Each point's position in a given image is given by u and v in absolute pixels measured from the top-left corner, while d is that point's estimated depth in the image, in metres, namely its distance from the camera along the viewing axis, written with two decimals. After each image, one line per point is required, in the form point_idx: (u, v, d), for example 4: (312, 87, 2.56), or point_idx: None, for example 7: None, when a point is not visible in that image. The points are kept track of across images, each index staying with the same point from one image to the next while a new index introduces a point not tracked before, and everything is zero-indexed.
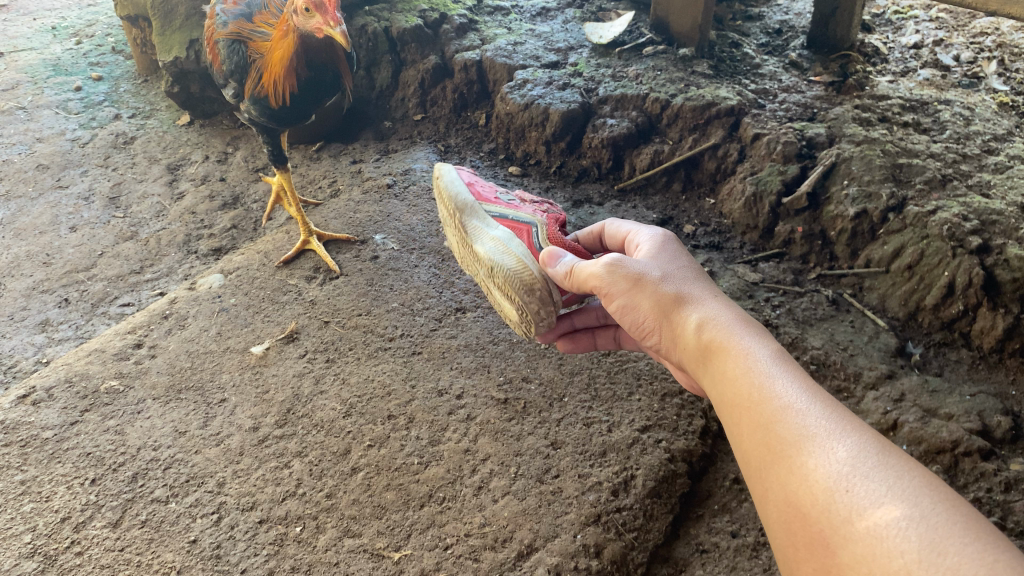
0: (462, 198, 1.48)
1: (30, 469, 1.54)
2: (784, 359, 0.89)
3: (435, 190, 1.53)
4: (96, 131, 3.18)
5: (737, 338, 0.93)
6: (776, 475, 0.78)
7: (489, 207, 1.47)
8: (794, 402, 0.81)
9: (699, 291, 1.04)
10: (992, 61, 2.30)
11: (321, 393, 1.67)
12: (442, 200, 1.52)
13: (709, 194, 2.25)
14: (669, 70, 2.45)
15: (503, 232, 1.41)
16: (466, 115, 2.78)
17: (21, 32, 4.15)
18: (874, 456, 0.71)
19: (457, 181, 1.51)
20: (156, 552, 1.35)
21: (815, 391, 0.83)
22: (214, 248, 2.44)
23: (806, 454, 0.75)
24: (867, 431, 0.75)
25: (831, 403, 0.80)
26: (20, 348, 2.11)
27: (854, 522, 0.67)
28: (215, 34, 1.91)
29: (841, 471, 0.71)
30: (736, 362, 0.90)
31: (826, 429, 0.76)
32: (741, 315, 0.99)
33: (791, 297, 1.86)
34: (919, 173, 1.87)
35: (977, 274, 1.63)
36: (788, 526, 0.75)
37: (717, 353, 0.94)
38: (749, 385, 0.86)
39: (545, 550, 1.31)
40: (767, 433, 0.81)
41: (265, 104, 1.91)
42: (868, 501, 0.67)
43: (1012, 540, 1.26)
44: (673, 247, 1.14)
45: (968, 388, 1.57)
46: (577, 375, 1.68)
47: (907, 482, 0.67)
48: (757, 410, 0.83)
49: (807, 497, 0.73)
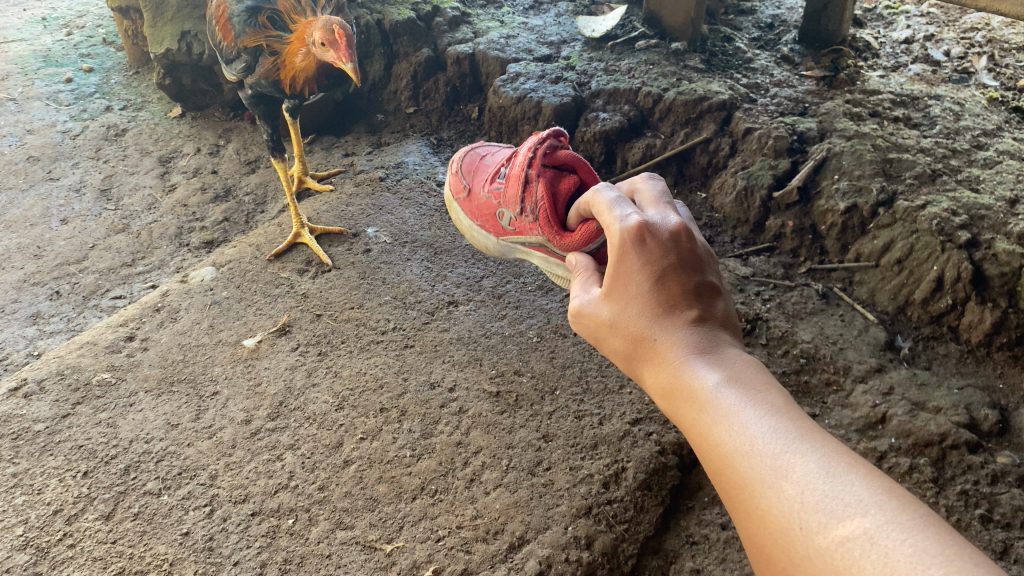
0: (495, 245, 1.60)
1: (22, 461, 1.53)
2: (729, 385, 0.79)
3: (474, 244, 1.68)
4: (88, 122, 3.17)
5: (680, 379, 0.84)
6: (740, 520, 0.72)
7: (509, 241, 1.53)
8: (738, 438, 0.73)
9: (646, 311, 0.92)
10: (982, 56, 2.31)
11: (314, 384, 1.67)
12: (486, 248, 1.67)
13: (701, 188, 2.25)
14: (662, 63, 2.46)
15: (540, 256, 1.48)
16: (458, 108, 2.79)
17: (11, 22, 4.11)
18: (822, 482, 0.64)
19: (477, 230, 1.62)
20: (149, 544, 1.36)
21: (762, 414, 0.75)
22: (206, 240, 2.45)
23: (758, 496, 0.68)
24: (816, 450, 0.68)
25: (780, 425, 0.72)
26: (12, 340, 2.10)
27: (813, 560, 0.62)
28: (229, 10, 1.90)
29: (791, 508, 0.65)
30: (683, 407, 0.83)
31: (772, 461, 0.69)
32: (694, 335, 0.89)
33: (782, 290, 1.87)
34: (909, 169, 1.89)
35: (967, 268, 1.64)
36: (762, 565, 0.70)
37: (670, 394, 0.86)
38: (698, 430, 0.79)
39: (537, 542, 1.32)
40: (722, 479, 0.74)
41: (279, 84, 1.98)
42: (822, 539, 0.61)
43: (998, 533, 1.27)
44: (620, 246, 0.95)
45: (955, 381, 1.58)
46: (569, 368, 1.69)
47: (854, 507, 0.61)
48: (708, 458, 0.77)
49: (767, 538, 0.67)
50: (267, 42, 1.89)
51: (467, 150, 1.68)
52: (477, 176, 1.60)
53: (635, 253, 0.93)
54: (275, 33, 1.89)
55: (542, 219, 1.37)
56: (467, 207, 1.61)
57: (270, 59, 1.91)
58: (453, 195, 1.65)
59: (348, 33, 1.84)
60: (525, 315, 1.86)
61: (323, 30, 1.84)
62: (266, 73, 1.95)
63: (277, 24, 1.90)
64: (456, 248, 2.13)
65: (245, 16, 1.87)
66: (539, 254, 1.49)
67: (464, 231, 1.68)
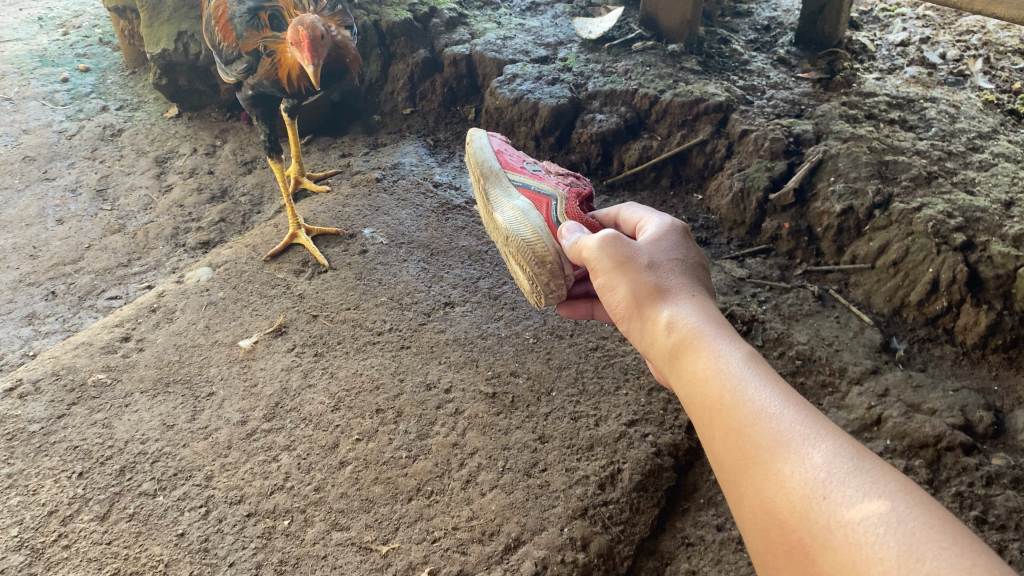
0: (491, 170, 1.56)
1: (17, 462, 1.53)
2: (756, 359, 0.83)
3: (467, 157, 1.62)
4: (84, 122, 3.16)
5: (707, 335, 0.88)
6: (751, 482, 0.72)
7: (515, 175, 1.54)
8: (767, 401, 0.76)
9: (681, 275, 1.00)
10: (977, 59, 2.32)
11: (310, 386, 1.67)
12: (475, 173, 1.60)
13: (697, 190, 2.26)
14: (658, 65, 2.46)
15: (524, 202, 1.46)
16: (455, 109, 2.78)
17: (8, 22, 4.11)
18: (849, 460, 0.67)
19: (486, 152, 1.61)
20: (145, 545, 1.35)
21: (787, 393, 0.77)
22: (203, 241, 2.44)
23: (781, 462, 0.70)
24: (842, 435, 0.70)
25: (806, 405, 0.75)
26: (7, 341, 2.09)
27: (833, 531, 0.62)
28: (228, 10, 1.90)
29: (817, 478, 0.66)
30: (705, 357, 0.85)
31: (800, 433, 0.71)
32: (717, 314, 0.94)
33: (777, 292, 1.87)
34: (905, 171, 1.90)
35: (962, 271, 1.65)
36: (765, 532, 0.70)
37: (688, 348, 0.88)
38: (719, 387, 0.80)
39: (533, 543, 1.32)
40: (739, 438, 0.75)
41: (279, 84, 1.97)
42: (846, 511, 0.62)
43: (993, 534, 1.28)
44: (676, 228, 1.10)
45: (950, 383, 1.59)
46: (566, 369, 1.69)
47: (882, 487, 0.62)
48: (726, 412, 0.78)
49: (784, 506, 0.68)
50: (264, 42, 1.89)
51: None
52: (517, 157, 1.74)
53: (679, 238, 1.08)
54: (271, 34, 1.89)
55: (570, 189, 1.47)
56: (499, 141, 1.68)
57: (267, 60, 1.91)
58: (492, 133, 1.71)
59: (313, 32, 1.80)
60: (521, 316, 1.87)
61: (294, 31, 1.83)
62: (265, 74, 1.94)
63: (276, 23, 1.91)
64: (453, 249, 2.13)
65: (246, 17, 1.88)
66: (526, 202, 1.47)
67: (468, 144, 1.65)
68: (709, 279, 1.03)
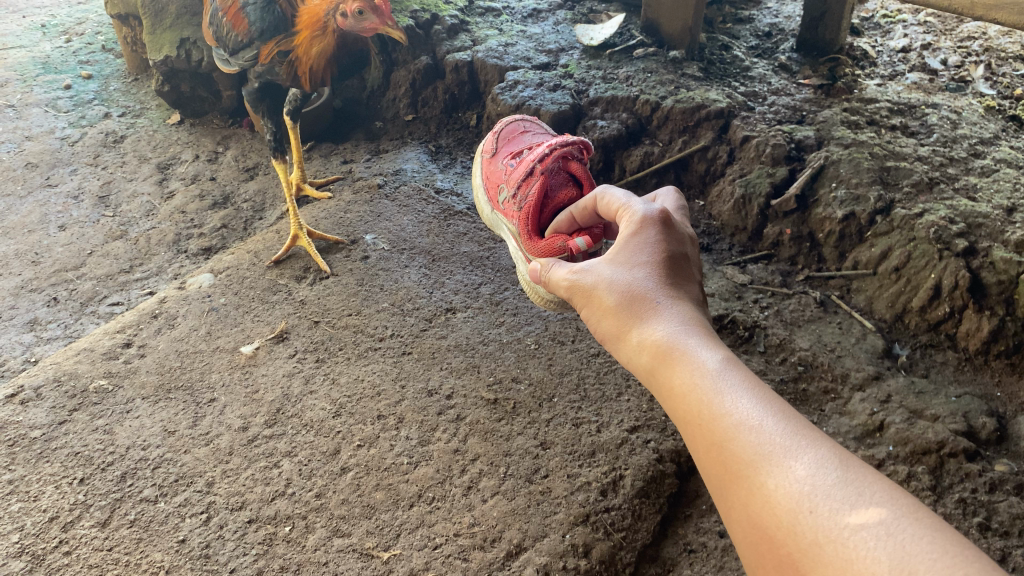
0: (490, 214, 1.73)
1: (18, 468, 1.53)
2: (734, 365, 0.82)
3: (478, 203, 1.81)
4: (86, 129, 3.17)
5: (683, 345, 0.88)
6: (736, 496, 0.73)
7: (500, 216, 1.65)
8: (745, 412, 0.76)
9: (654, 280, 0.99)
10: (979, 65, 2.32)
11: (310, 392, 1.67)
12: (486, 215, 1.78)
13: (698, 196, 2.26)
14: (659, 72, 2.47)
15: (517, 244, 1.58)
16: (456, 116, 2.82)
17: (10, 28, 4.12)
18: (834, 471, 0.66)
19: (481, 192, 1.75)
20: (145, 551, 1.35)
21: (766, 399, 0.77)
22: (204, 247, 2.45)
23: (765, 476, 0.70)
24: (825, 441, 0.70)
25: (786, 411, 0.75)
26: (9, 346, 2.09)
27: (822, 545, 0.62)
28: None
29: (801, 491, 0.66)
30: (681, 369, 0.85)
31: (781, 443, 0.71)
32: (693, 317, 0.94)
33: (779, 298, 1.87)
34: (906, 177, 1.90)
35: (965, 276, 1.65)
36: (756, 546, 0.70)
37: (665, 361, 0.88)
38: (697, 401, 0.80)
39: (534, 550, 1.31)
40: (722, 452, 0.75)
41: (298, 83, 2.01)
42: (834, 525, 0.62)
43: (996, 541, 1.27)
44: (649, 221, 1.09)
45: (953, 389, 1.58)
46: (567, 375, 1.69)
47: (868, 497, 0.62)
48: (707, 426, 0.78)
49: (772, 521, 0.68)
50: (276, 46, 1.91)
51: (516, 120, 1.80)
52: (508, 149, 1.70)
53: (654, 234, 1.07)
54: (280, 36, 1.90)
55: (527, 212, 1.46)
56: (487, 168, 1.71)
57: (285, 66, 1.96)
58: (479, 153, 1.77)
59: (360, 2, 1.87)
60: (522, 322, 1.87)
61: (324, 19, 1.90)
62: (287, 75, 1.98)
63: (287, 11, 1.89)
64: (454, 255, 2.13)
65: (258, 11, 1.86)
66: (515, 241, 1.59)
67: (473, 186, 1.81)
68: (686, 278, 1.03)
